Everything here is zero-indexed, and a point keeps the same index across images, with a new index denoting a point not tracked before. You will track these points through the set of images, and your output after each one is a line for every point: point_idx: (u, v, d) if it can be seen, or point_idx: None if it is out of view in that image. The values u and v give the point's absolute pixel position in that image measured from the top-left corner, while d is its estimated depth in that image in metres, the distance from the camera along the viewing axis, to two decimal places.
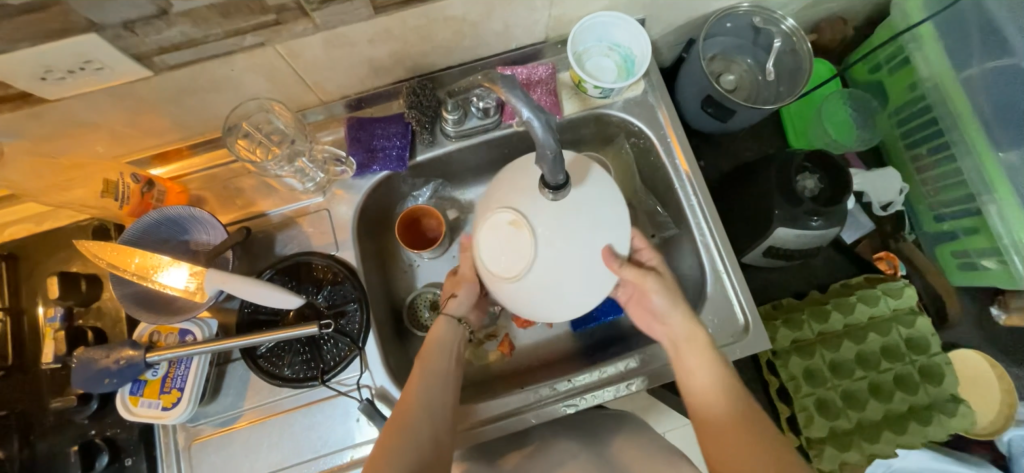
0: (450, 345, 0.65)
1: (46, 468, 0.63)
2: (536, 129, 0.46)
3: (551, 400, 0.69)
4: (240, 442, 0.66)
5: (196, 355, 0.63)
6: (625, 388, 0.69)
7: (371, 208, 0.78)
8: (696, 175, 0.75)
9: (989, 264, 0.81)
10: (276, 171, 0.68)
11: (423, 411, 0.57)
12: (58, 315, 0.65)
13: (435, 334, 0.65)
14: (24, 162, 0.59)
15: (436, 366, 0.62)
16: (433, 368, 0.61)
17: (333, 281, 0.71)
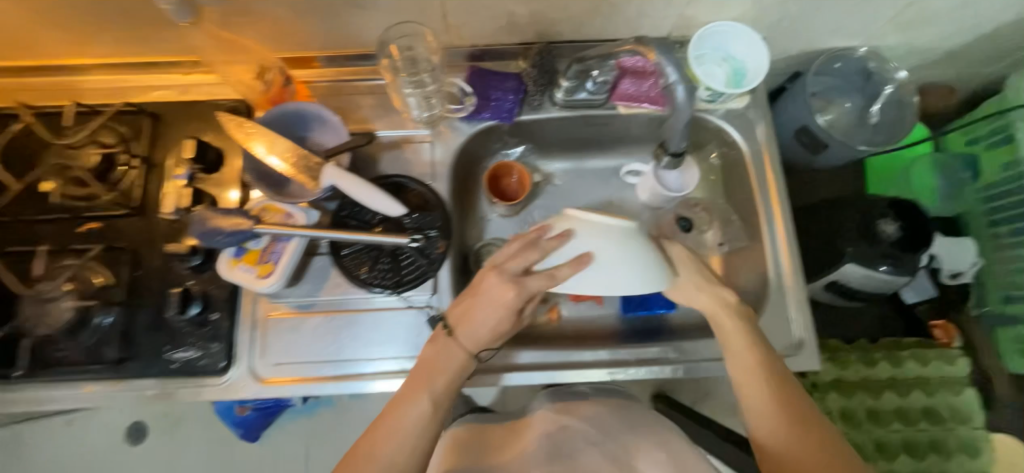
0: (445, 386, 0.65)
1: (144, 302, 0.70)
2: (679, 93, 0.64)
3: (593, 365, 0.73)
4: (311, 327, 0.72)
5: (296, 237, 0.70)
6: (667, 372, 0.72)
7: (464, 158, 0.84)
8: (781, 194, 0.78)
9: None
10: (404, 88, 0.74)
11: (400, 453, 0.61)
12: (184, 175, 0.73)
13: (437, 366, 0.65)
14: (208, 28, 0.69)
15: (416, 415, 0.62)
16: (427, 414, 0.63)
17: (422, 208, 0.76)
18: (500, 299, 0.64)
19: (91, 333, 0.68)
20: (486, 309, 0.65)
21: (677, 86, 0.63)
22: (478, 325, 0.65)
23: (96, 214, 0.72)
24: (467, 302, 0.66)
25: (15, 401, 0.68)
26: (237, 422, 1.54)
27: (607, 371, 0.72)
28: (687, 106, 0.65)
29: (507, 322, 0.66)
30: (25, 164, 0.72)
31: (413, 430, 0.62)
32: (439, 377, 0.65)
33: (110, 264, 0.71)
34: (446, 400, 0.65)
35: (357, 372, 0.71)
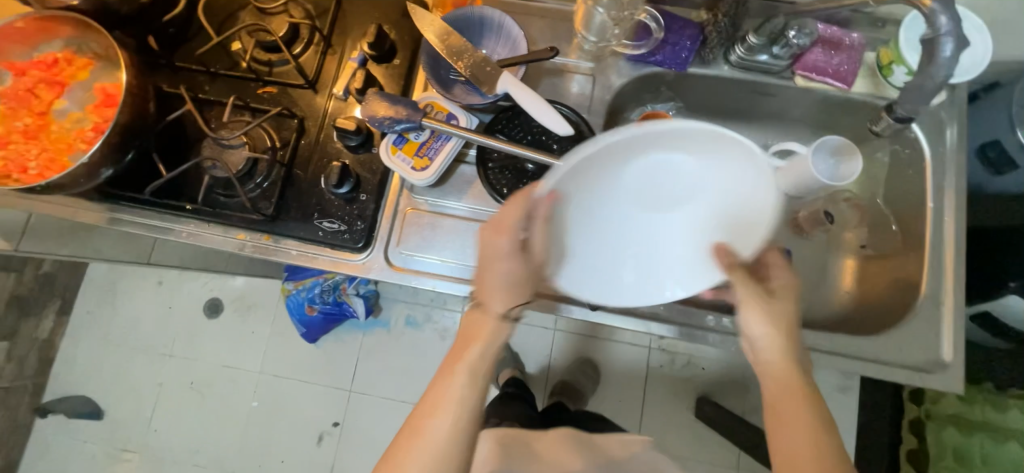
0: (477, 367, 0.59)
1: (302, 170, 0.74)
2: (947, 47, 0.56)
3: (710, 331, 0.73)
4: (446, 228, 0.75)
5: (455, 137, 0.71)
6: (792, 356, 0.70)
7: (616, 103, 0.81)
8: (959, 205, 0.71)
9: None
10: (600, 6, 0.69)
11: (431, 451, 0.56)
12: (359, 58, 0.76)
13: (471, 349, 0.60)
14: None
15: (454, 392, 0.58)
16: (468, 390, 0.58)
17: (575, 137, 0.75)
18: (506, 261, 0.58)
19: (254, 185, 0.73)
20: (495, 270, 0.59)
21: (947, 38, 0.56)
22: (494, 288, 0.59)
23: (275, 78, 0.76)
24: (485, 268, 0.60)
25: (177, 231, 0.74)
26: (302, 321, 1.63)
27: (722, 338, 0.73)
28: (951, 62, 0.58)
29: (524, 275, 0.59)
30: (225, 23, 0.78)
31: (458, 406, 0.57)
32: (472, 351, 0.60)
33: (280, 127, 0.75)
34: (483, 377, 0.59)
35: (439, 273, 0.74)
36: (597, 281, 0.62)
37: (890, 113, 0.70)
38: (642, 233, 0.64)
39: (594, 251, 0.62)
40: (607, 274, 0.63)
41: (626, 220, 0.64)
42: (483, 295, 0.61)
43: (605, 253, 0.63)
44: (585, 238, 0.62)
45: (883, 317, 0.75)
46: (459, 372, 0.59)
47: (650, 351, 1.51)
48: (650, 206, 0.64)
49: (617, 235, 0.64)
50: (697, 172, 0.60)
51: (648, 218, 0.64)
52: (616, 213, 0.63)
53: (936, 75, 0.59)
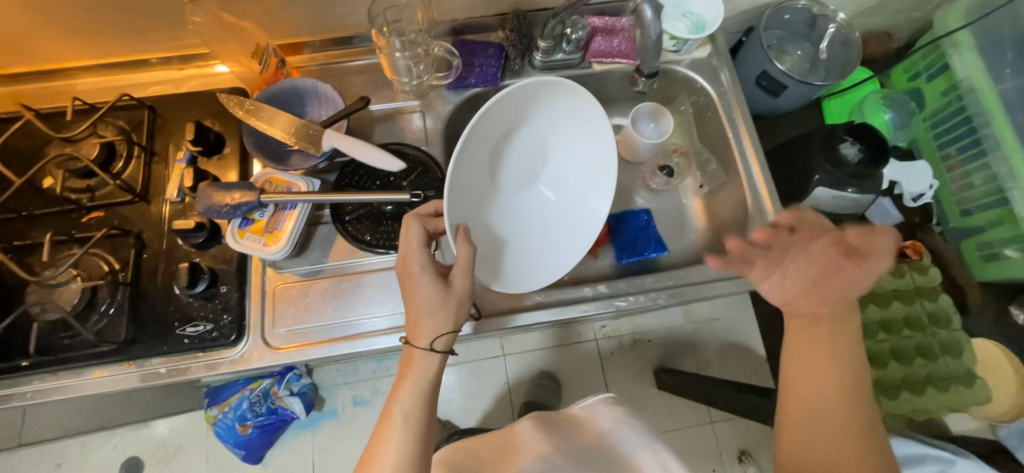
0: (424, 379, 0.65)
1: (150, 284, 0.71)
2: (648, 14, 0.69)
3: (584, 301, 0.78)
4: (319, 292, 0.74)
5: (299, 204, 0.72)
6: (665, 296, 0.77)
7: (450, 131, 0.87)
8: (750, 129, 0.84)
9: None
10: (396, 50, 0.75)
11: None
12: (186, 158, 0.75)
13: (411, 366, 0.65)
14: (209, 8, 0.71)
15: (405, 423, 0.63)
16: (415, 418, 0.63)
17: (421, 170, 0.80)
18: (417, 282, 0.63)
19: (99, 316, 0.68)
20: (421, 291, 0.63)
21: (647, 8, 0.69)
22: (417, 313, 0.63)
23: (98, 201, 0.73)
24: (409, 295, 0.64)
25: (21, 393, 0.67)
26: (239, 443, 1.50)
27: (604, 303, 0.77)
28: (657, 26, 0.70)
29: (452, 299, 0.63)
30: (29, 162, 0.73)
31: (400, 438, 0.62)
32: (405, 391, 0.65)
33: (115, 248, 0.71)
34: (422, 409, 0.64)
35: (324, 337, 0.72)
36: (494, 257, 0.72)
37: (640, 74, 0.79)
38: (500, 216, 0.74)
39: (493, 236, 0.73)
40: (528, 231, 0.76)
41: (517, 208, 0.76)
42: (409, 297, 0.65)
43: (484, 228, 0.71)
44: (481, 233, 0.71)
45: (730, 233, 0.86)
46: (405, 384, 0.65)
47: (597, 342, 1.54)
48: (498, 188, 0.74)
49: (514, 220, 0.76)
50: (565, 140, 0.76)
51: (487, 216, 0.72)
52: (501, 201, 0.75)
53: (652, 39, 0.71)
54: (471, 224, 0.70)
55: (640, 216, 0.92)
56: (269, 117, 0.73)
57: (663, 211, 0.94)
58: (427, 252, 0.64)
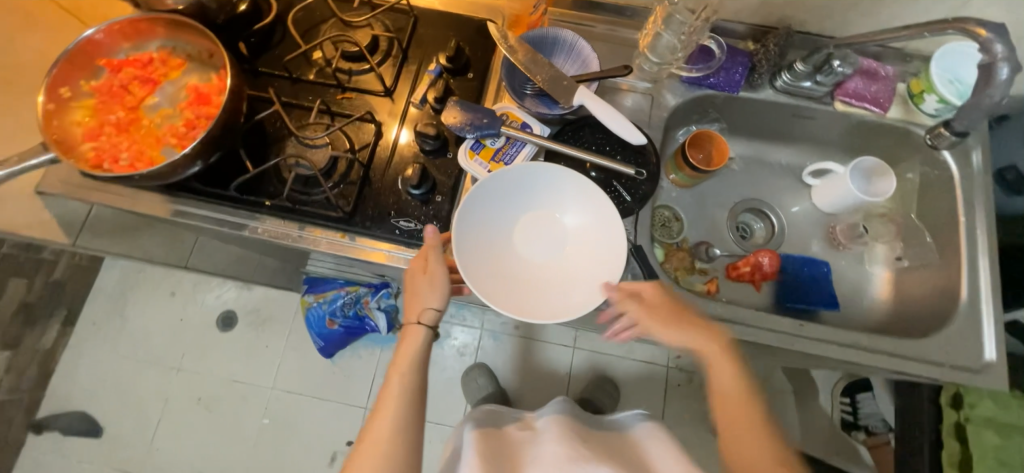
0: (416, 365, 0.71)
1: (378, 172, 0.77)
2: (1004, 74, 0.63)
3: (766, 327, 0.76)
4: (505, 213, 0.74)
5: (529, 144, 0.77)
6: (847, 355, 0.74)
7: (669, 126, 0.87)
8: (988, 219, 0.78)
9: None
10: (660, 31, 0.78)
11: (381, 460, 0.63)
12: (436, 70, 0.80)
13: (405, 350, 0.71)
14: None
15: (400, 407, 0.67)
16: (410, 386, 0.69)
17: (637, 149, 0.81)
18: (428, 293, 0.69)
19: (333, 185, 0.75)
20: (421, 291, 0.69)
21: (1004, 67, 0.63)
22: (419, 301, 0.69)
23: (355, 85, 0.80)
24: (413, 282, 0.70)
25: (251, 227, 0.74)
26: (321, 335, 1.62)
27: (779, 338, 0.75)
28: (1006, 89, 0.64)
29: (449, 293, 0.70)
30: (308, 34, 0.82)
31: (395, 405, 0.67)
32: (400, 375, 0.70)
33: (359, 130, 0.79)
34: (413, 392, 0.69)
35: (493, 252, 0.72)
36: (499, 288, 0.71)
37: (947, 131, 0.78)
38: (494, 237, 0.73)
39: (501, 261, 0.72)
40: (503, 259, 0.72)
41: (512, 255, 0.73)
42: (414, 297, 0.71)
43: (518, 266, 0.73)
44: (497, 256, 0.73)
45: (925, 318, 0.81)
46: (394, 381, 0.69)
47: (667, 371, 1.52)
48: (526, 246, 0.75)
49: (547, 265, 0.74)
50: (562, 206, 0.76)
51: (518, 252, 0.74)
52: (549, 258, 0.75)
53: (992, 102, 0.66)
54: (482, 262, 0.70)
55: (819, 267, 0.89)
56: (527, 57, 0.76)
57: (842, 271, 0.91)
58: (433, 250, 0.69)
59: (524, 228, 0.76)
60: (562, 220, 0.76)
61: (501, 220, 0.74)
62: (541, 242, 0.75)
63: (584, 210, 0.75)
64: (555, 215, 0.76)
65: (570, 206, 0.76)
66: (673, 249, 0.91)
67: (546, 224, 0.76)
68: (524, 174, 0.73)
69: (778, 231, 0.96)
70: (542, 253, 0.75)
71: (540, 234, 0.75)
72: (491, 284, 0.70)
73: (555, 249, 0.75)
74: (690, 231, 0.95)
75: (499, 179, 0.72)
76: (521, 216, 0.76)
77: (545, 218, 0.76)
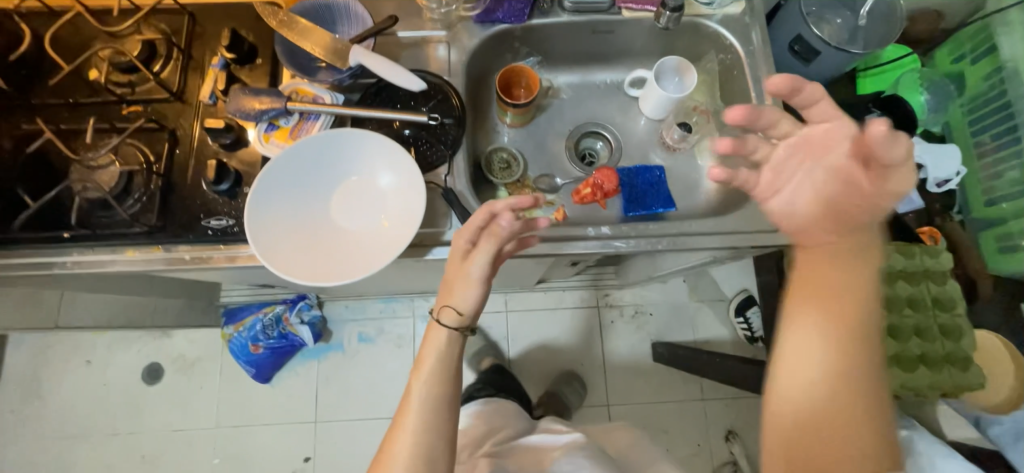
0: (452, 356, 0.70)
1: (180, 177, 0.76)
2: None
3: (591, 238, 0.78)
4: (314, 185, 0.74)
5: (323, 115, 0.76)
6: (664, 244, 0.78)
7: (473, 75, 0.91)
8: (775, 91, 0.83)
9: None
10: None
11: (420, 437, 0.66)
12: (221, 63, 0.79)
13: (431, 348, 0.69)
14: None
15: (418, 399, 0.68)
16: (433, 380, 0.69)
17: (440, 98, 0.82)
18: (472, 271, 0.66)
19: (133, 201, 0.73)
20: (465, 291, 0.67)
21: None
22: (465, 303, 0.68)
23: (141, 98, 0.78)
24: (456, 280, 0.68)
25: (60, 263, 0.72)
26: (250, 362, 1.61)
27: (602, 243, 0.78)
28: None
29: (485, 302, 0.69)
30: (77, 55, 0.79)
31: (419, 412, 0.67)
32: (430, 363, 0.69)
33: (152, 142, 0.76)
34: (443, 384, 0.69)
35: (301, 227, 0.72)
36: (317, 265, 0.70)
37: (664, 9, 0.83)
38: (307, 214, 0.73)
39: (313, 236, 0.72)
40: (313, 231, 0.72)
41: (324, 227, 0.73)
42: (453, 273, 0.68)
43: (336, 237, 0.73)
44: (307, 231, 0.72)
45: (738, 194, 0.86)
46: (421, 376, 0.69)
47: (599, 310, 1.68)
48: (340, 215, 0.74)
49: (362, 231, 0.73)
50: (377, 173, 0.76)
51: (337, 224, 0.74)
52: (364, 224, 0.74)
53: None
54: (286, 238, 0.70)
55: (652, 172, 0.92)
56: (297, 28, 0.76)
57: (678, 172, 0.95)
58: (494, 228, 0.64)
59: (341, 199, 0.75)
60: (377, 184, 0.76)
61: (315, 195, 0.74)
62: (356, 209, 0.75)
63: (394, 172, 0.74)
64: (371, 179, 0.76)
65: (381, 169, 0.75)
66: (516, 187, 0.93)
67: (362, 190, 0.76)
68: (327, 144, 0.73)
69: (616, 147, 0.99)
70: (355, 220, 0.74)
71: (356, 202, 0.75)
72: (305, 260, 0.69)
73: (371, 214, 0.74)
74: (532, 167, 0.97)
75: (304, 150, 0.72)
76: (338, 187, 0.76)
77: (361, 185, 0.76)
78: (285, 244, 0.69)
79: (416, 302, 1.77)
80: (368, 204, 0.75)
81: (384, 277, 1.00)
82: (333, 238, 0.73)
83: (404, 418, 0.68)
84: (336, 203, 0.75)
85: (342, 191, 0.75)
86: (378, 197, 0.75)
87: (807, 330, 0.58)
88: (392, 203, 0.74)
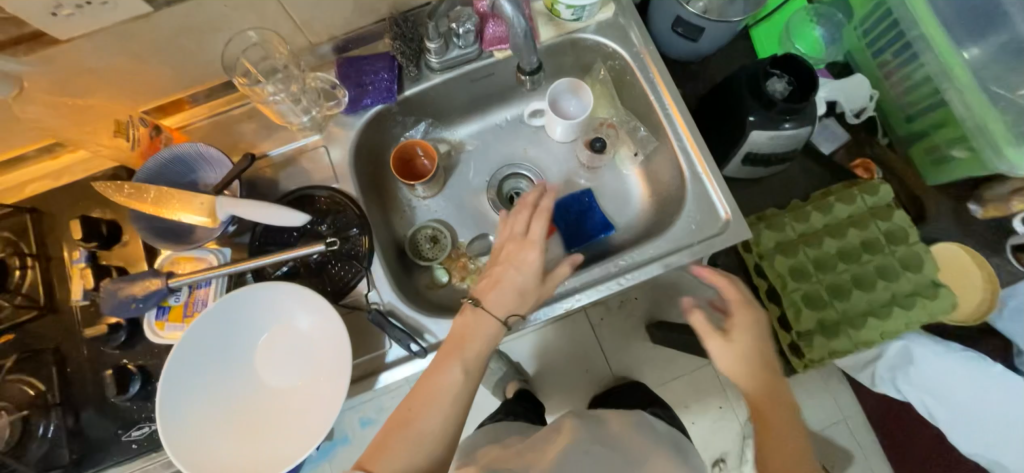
0: (483, 344, 0.66)
1: (82, 397, 0.67)
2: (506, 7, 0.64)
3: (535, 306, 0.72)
4: (233, 356, 0.67)
5: (214, 278, 0.67)
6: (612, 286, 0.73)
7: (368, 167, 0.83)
8: (671, 88, 0.79)
9: (996, 158, 0.76)
10: (272, 92, 0.72)
11: (446, 401, 0.63)
12: (83, 256, 0.70)
13: (469, 330, 0.66)
14: (39, 97, 0.63)
15: (445, 380, 0.64)
16: (472, 349, 0.66)
17: (336, 210, 0.75)
18: (534, 237, 0.69)
19: (37, 444, 0.65)
20: (511, 273, 0.69)
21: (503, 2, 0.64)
22: (506, 288, 0.68)
23: (5, 324, 0.69)
24: (501, 264, 0.70)
25: None
26: None
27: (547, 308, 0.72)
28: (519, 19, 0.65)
29: (535, 286, 0.68)
30: None
31: (447, 394, 0.63)
32: (469, 348, 0.66)
33: (35, 371, 0.67)
34: (479, 367, 0.66)
35: (234, 408, 0.66)
36: (259, 445, 0.64)
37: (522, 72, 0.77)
38: (232, 389, 0.67)
39: (250, 411, 0.66)
40: (248, 407, 0.66)
41: (258, 397, 0.67)
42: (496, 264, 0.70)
43: (271, 402, 0.67)
44: (240, 409, 0.66)
45: (669, 199, 0.82)
46: (450, 358, 0.65)
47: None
48: (271, 378, 0.68)
49: (297, 389, 0.67)
50: (296, 320, 0.68)
51: (268, 385, 0.68)
52: (298, 381, 0.67)
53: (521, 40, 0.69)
54: (220, 428, 0.64)
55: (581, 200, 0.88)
56: (152, 196, 0.67)
57: (607, 190, 0.91)
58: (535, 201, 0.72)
59: (264, 358, 0.68)
60: (299, 331, 0.68)
61: (237, 366, 0.68)
62: (286, 366, 0.68)
63: (311, 316, 0.67)
64: (292, 328, 0.69)
65: (297, 315, 0.68)
66: (450, 260, 0.87)
67: (287, 343, 0.69)
68: (229, 311, 0.65)
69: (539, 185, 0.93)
70: (288, 378, 0.68)
71: (284, 358, 0.68)
72: (245, 444, 0.64)
73: (303, 365, 0.68)
74: (460, 232, 0.91)
75: (205, 328, 0.64)
76: (256, 345, 0.69)
77: (284, 337, 0.69)
78: (221, 435, 0.64)
79: None
80: (297, 355, 0.68)
81: None
82: (270, 407, 0.67)
83: (430, 389, 0.64)
84: (264, 365, 0.68)
85: (265, 350, 0.68)
86: (304, 345, 0.68)
87: (754, 379, 0.65)
88: (318, 350, 0.67)
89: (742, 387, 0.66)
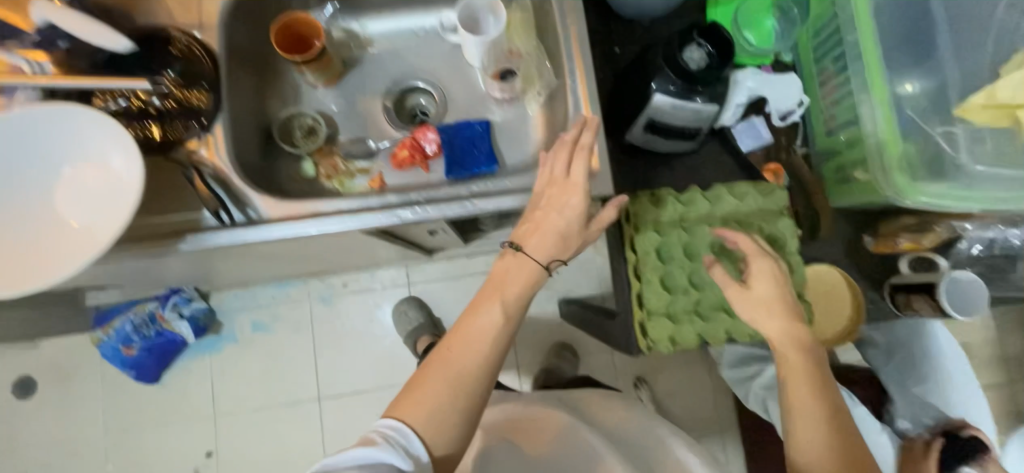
0: (506, 289, 0.64)
1: None
2: None
3: (372, 210, 0.68)
4: (31, 174, 0.62)
5: (23, 87, 0.61)
6: (457, 208, 0.68)
7: (258, 39, 0.80)
8: (580, 25, 0.76)
9: (888, 187, 0.74)
10: None
11: (478, 343, 0.61)
12: None
13: (508, 276, 0.65)
14: None
15: (484, 321, 0.62)
16: (497, 310, 0.62)
17: (187, 58, 0.69)
18: (576, 174, 0.65)
19: None
20: (554, 217, 0.65)
21: None
22: (548, 233, 0.65)
23: None
24: (543, 210, 0.66)
25: None
26: (127, 365, 1.53)
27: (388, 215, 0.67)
28: None
29: (578, 230, 0.66)
30: None
31: (486, 342, 0.61)
32: (507, 294, 0.64)
33: None
34: (516, 315, 0.63)
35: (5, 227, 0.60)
36: (16, 270, 0.58)
37: None
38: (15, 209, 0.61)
39: (24, 235, 0.60)
40: (22, 232, 0.60)
41: (41, 225, 0.61)
42: (551, 208, 0.66)
43: (52, 238, 0.60)
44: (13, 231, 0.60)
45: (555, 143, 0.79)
46: (495, 299, 0.63)
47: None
48: (62, 209, 0.62)
49: (82, 226, 0.60)
50: (109, 154, 0.62)
51: (58, 218, 0.61)
52: (86, 219, 0.61)
53: None
54: None
55: (472, 126, 0.83)
56: None
57: (505, 125, 0.86)
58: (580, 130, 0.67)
59: (65, 186, 0.62)
60: (109, 168, 0.62)
61: (32, 185, 0.62)
62: (82, 201, 0.62)
63: (123, 152, 0.61)
64: (102, 163, 0.62)
65: (111, 149, 0.62)
66: (320, 155, 0.83)
67: (94, 177, 0.62)
68: (36, 122, 0.60)
69: (439, 99, 0.87)
70: (79, 214, 0.61)
71: (84, 191, 0.62)
72: (6, 274, 0.57)
73: (99, 204, 0.61)
74: (343, 129, 0.85)
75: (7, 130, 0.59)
76: (58, 179, 0.62)
77: (92, 170, 0.62)
78: None
79: (310, 283, 1.68)
80: (97, 193, 0.62)
81: (195, 268, 0.90)
82: (48, 238, 0.60)
83: (467, 334, 0.61)
84: (62, 193, 0.62)
85: (69, 179, 0.62)
86: (109, 183, 0.62)
87: (801, 359, 0.69)
88: (118, 189, 0.60)
89: (785, 367, 0.69)
